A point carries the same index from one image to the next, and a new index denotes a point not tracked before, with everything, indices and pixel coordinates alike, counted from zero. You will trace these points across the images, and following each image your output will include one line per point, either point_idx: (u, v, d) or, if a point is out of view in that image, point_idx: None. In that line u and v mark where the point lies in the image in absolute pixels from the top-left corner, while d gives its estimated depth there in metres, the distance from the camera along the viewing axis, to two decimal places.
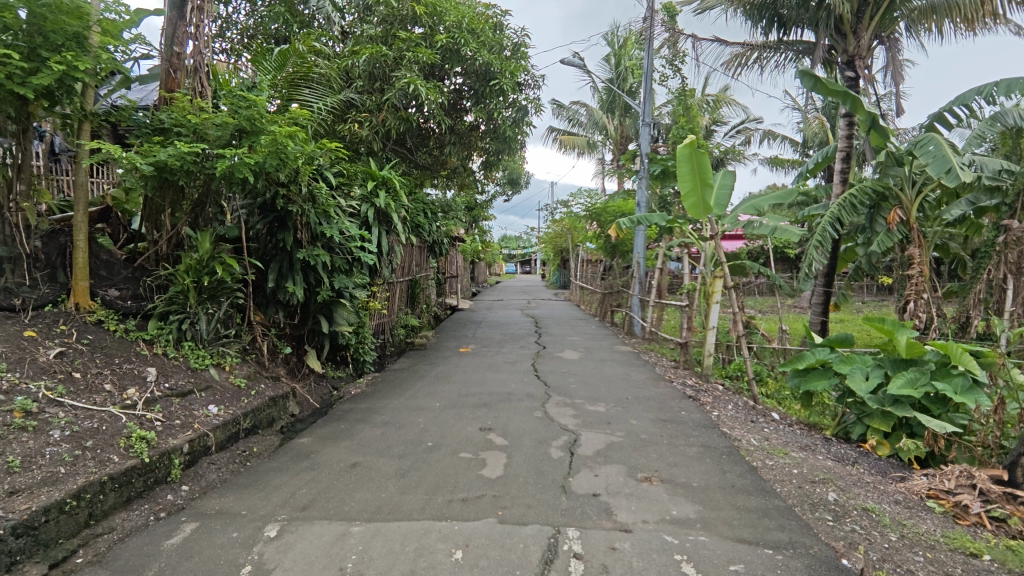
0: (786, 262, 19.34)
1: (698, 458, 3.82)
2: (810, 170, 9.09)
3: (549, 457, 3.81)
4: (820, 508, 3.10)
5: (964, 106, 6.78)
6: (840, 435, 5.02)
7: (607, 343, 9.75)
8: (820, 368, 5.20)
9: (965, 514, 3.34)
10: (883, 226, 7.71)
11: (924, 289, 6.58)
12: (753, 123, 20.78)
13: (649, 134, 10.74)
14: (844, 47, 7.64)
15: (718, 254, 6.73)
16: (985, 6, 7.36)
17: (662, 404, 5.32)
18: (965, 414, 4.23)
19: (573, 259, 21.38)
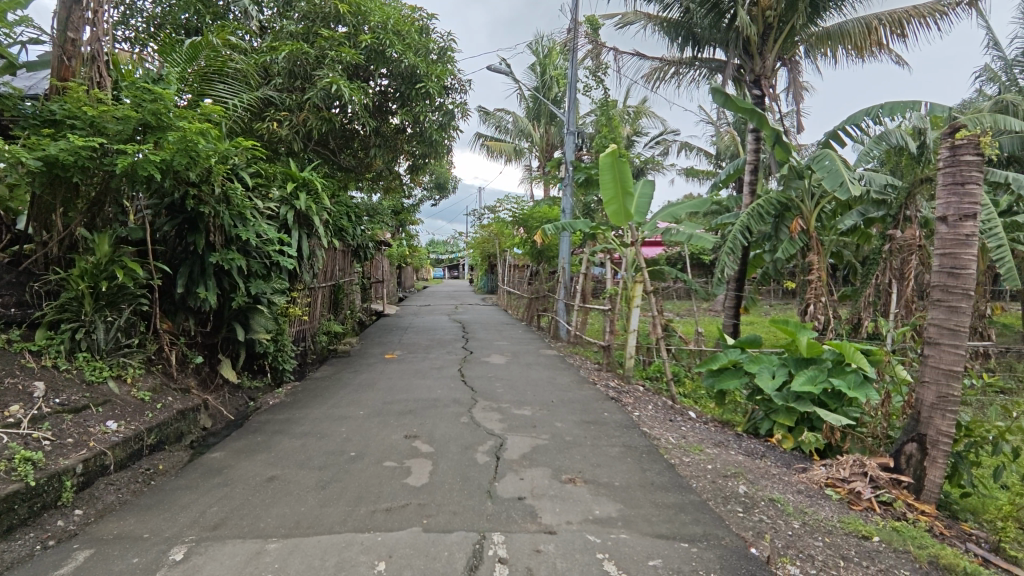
0: (702, 267, 20.38)
1: (620, 458, 3.94)
2: (722, 181, 9.64)
3: (475, 463, 3.81)
4: (732, 501, 3.28)
5: (855, 125, 7.41)
6: (750, 430, 5.35)
7: (533, 347, 9.88)
8: (732, 368, 5.51)
9: (858, 500, 3.62)
10: (787, 234, 8.32)
11: (822, 294, 7.12)
12: (671, 135, 21.78)
13: (574, 142, 11.00)
14: (751, 66, 8.06)
15: (638, 260, 6.98)
16: (871, 36, 8.24)
17: (585, 406, 5.44)
18: (857, 408, 4.62)
19: (501, 264, 21.50)
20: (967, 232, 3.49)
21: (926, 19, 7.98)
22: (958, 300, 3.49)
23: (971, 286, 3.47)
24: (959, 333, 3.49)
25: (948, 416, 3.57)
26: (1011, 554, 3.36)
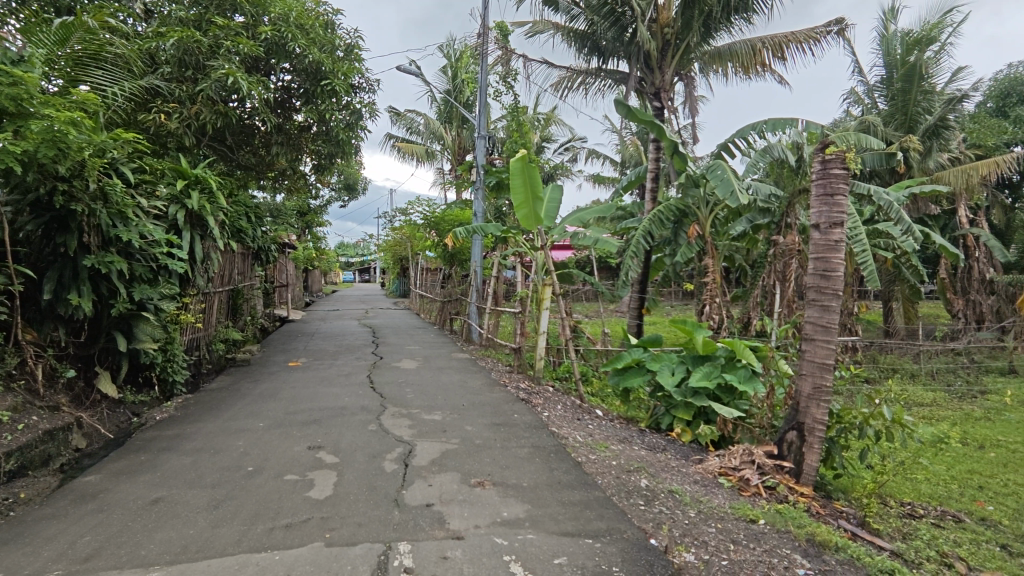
0: (609, 270, 21.18)
1: (528, 459, 3.99)
2: (626, 187, 10.08)
3: (382, 471, 3.71)
4: (634, 495, 3.41)
5: (742, 138, 8.00)
6: (652, 426, 5.61)
7: (445, 351, 9.82)
8: (635, 366, 5.76)
9: (747, 486, 3.91)
10: (685, 239, 8.86)
11: (717, 295, 7.63)
12: (578, 142, 22.49)
13: (485, 146, 11.05)
14: (651, 80, 8.49)
15: (548, 263, 7.12)
16: (756, 57, 8.95)
17: (496, 409, 5.47)
18: (747, 400, 4.96)
19: (413, 267, 21.19)
20: (835, 239, 3.86)
21: (802, 44, 8.76)
22: (830, 300, 3.86)
23: (840, 286, 3.84)
24: (830, 329, 3.85)
25: (823, 405, 3.92)
26: (875, 526, 3.76)
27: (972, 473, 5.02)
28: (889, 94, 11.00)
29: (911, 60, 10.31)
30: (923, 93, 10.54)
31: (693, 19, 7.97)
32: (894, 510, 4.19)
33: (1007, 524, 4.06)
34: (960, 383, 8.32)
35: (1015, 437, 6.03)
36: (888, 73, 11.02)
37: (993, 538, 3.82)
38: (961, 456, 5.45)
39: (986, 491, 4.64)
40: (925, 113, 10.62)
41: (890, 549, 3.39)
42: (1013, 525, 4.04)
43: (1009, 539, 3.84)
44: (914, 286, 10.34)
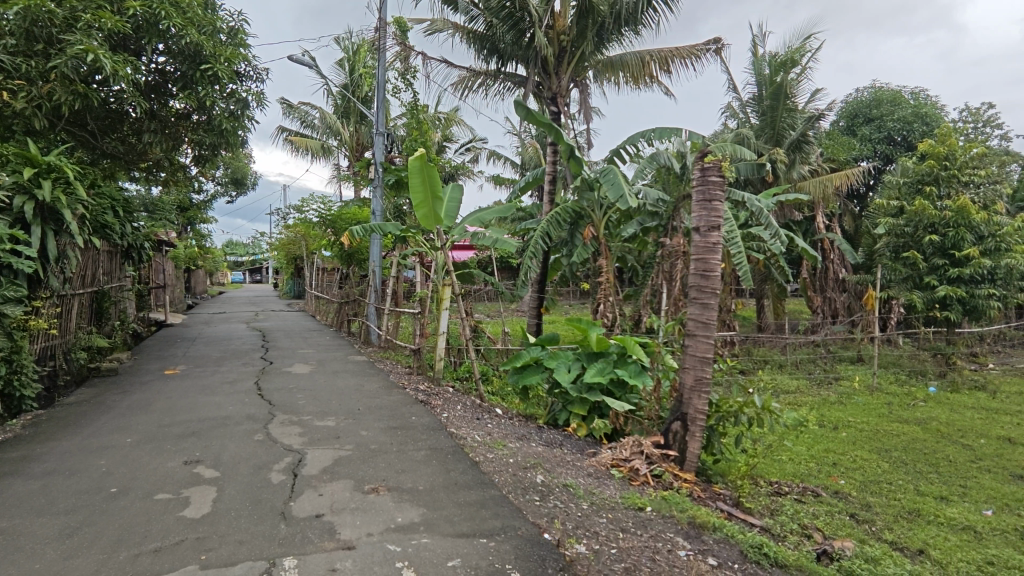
0: (510, 271, 21.48)
1: (425, 461, 3.94)
2: (524, 189, 10.24)
3: (268, 484, 3.49)
4: (529, 491, 3.47)
5: (633, 145, 8.41)
6: (550, 422, 5.77)
7: (341, 354, 9.46)
8: (534, 364, 5.87)
9: (636, 476, 4.14)
10: (581, 240, 9.16)
11: (611, 294, 7.97)
12: (479, 143, 22.57)
13: (383, 143, 10.76)
14: (549, 85, 8.75)
15: (447, 264, 7.06)
16: (645, 68, 9.46)
17: (393, 412, 5.34)
18: (637, 394, 5.22)
19: (307, 267, 20.23)
20: (713, 241, 4.16)
21: (685, 59, 9.38)
22: (708, 298, 4.15)
23: (718, 286, 4.15)
24: (710, 325, 4.14)
25: (703, 396, 4.21)
26: (747, 505, 4.10)
27: (827, 452, 5.62)
28: (760, 110, 12.04)
29: (778, 80, 11.36)
30: (788, 110, 11.65)
31: (587, 29, 8.26)
32: (764, 489, 4.58)
33: (855, 495, 4.58)
34: (819, 371, 9.29)
35: (862, 418, 6.83)
36: (758, 90, 12.06)
37: (844, 508, 4.30)
38: (819, 437, 6.08)
39: (838, 467, 5.22)
40: (789, 128, 11.75)
41: (760, 525, 3.71)
42: (860, 496, 4.57)
43: (857, 508, 4.33)
44: (781, 284, 11.39)
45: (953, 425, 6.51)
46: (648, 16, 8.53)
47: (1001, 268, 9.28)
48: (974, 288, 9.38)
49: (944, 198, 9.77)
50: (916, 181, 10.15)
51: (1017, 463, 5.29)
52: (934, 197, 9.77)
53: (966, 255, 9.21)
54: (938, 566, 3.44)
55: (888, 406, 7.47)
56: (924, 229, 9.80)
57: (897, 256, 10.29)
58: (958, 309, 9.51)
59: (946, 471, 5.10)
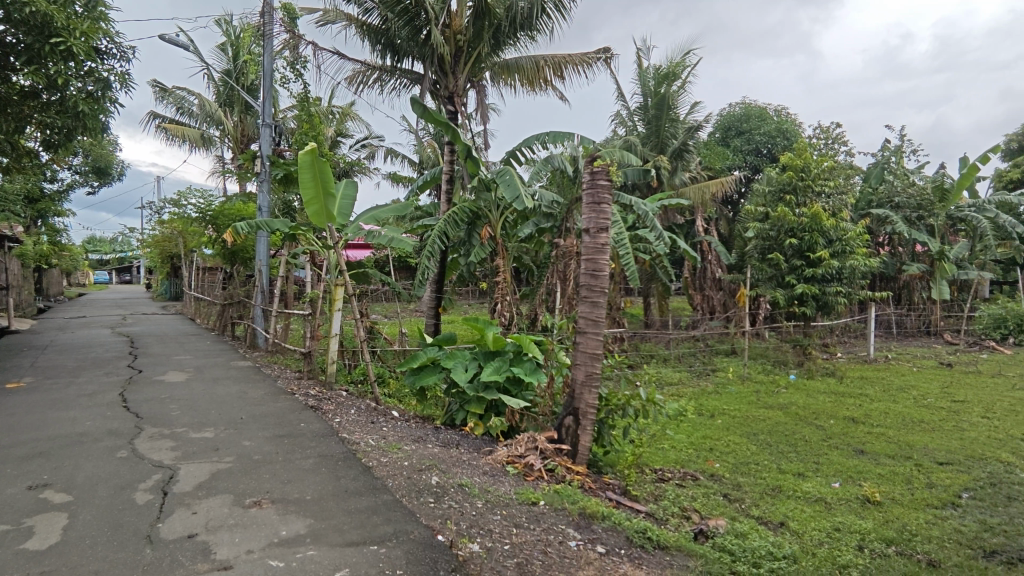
0: (408, 270, 21.18)
1: (314, 470, 3.77)
2: (421, 187, 10.09)
3: (131, 506, 3.16)
4: (424, 493, 3.43)
5: (528, 147, 8.58)
6: (447, 422, 5.75)
7: (222, 359, 8.81)
8: (430, 365, 5.82)
9: (531, 471, 4.23)
10: (479, 240, 9.18)
11: (508, 293, 8.06)
12: (375, 140, 22.02)
13: (270, 135, 10.15)
14: (445, 84, 8.68)
15: (340, 263, 6.79)
16: (540, 73, 9.70)
17: (280, 420, 5.05)
18: (532, 390, 5.29)
19: (185, 266, 18.64)
20: (602, 242, 4.36)
21: (578, 67, 9.72)
22: (597, 296, 4.32)
23: (606, 285, 4.34)
24: (598, 323, 4.33)
25: (593, 390, 4.39)
26: (634, 493, 4.34)
27: (705, 438, 6.06)
28: (645, 119, 12.77)
29: (662, 92, 12.12)
30: (671, 120, 12.46)
31: (483, 30, 8.35)
32: (648, 476, 4.86)
33: (728, 477, 4.99)
34: (698, 364, 10.02)
35: (734, 406, 7.46)
36: (644, 100, 12.78)
37: (718, 489, 4.66)
38: (698, 425, 6.55)
39: (714, 452, 5.66)
40: (672, 138, 12.57)
41: (645, 511, 3.94)
42: (732, 477, 4.98)
43: (729, 488, 4.72)
44: (666, 283, 12.15)
45: (808, 408, 7.29)
46: (543, 22, 8.69)
47: (847, 268, 10.51)
48: (825, 286, 10.55)
49: (801, 206, 10.91)
50: (778, 190, 11.25)
51: (858, 440, 6.02)
52: (793, 204, 10.90)
53: (819, 257, 10.34)
54: (796, 535, 3.84)
55: (756, 394, 8.21)
56: (786, 233, 10.90)
57: (764, 257, 11.34)
58: (813, 305, 10.66)
59: (802, 450, 5.70)
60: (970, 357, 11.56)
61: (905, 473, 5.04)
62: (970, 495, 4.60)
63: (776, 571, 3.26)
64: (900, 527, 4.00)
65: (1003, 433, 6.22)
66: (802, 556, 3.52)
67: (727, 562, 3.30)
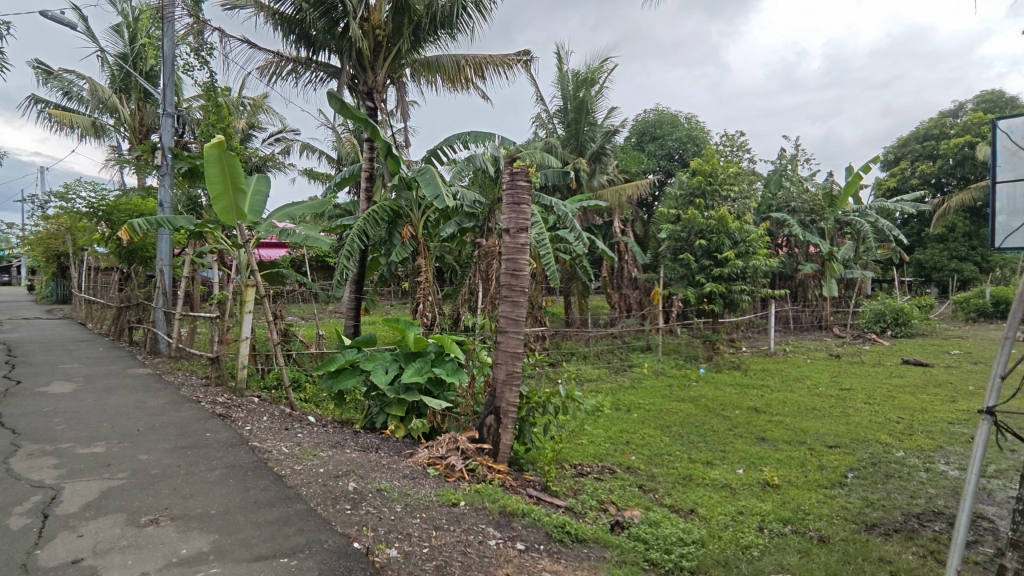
0: (326, 270, 20.50)
1: (220, 482, 3.55)
2: (338, 184, 9.76)
3: (4, 532, 2.84)
4: (341, 500, 3.32)
5: (450, 146, 8.53)
6: (367, 425, 5.61)
7: (118, 366, 8.13)
8: (349, 367, 5.65)
9: (452, 472, 4.21)
10: (399, 239, 9.01)
11: (430, 293, 7.96)
12: (290, 134, 21.12)
13: (172, 125, 9.46)
14: (364, 79, 8.44)
15: (251, 263, 6.45)
16: (461, 72, 9.67)
17: (182, 430, 4.73)
18: (454, 391, 5.25)
19: (74, 266, 17.05)
20: (522, 242, 4.41)
21: (499, 68, 9.77)
22: (518, 295, 4.37)
23: (526, 284, 4.40)
24: (519, 322, 4.38)
25: (514, 389, 4.42)
26: (554, 488, 4.43)
27: (622, 432, 6.28)
28: (565, 122, 13.06)
29: (580, 96, 12.45)
30: (589, 124, 12.81)
31: (403, 26, 8.20)
32: (568, 472, 4.96)
33: (643, 468, 5.19)
34: (616, 361, 10.38)
35: (649, 400, 7.77)
36: (563, 104, 13.05)
37: (634, 480, 4.84)
38: (615, 419, 6.77)
39: (630, 445, 5.87)
40: (591, 141, 12.93)
41: (564, 505, 4.03)
42: (647, 468, 5.19)
43: (644, 479, 4.91)
44: (585, 283, 12.47)
45: (716, 400, 7.72)
46: (464, 21, 8.67)
47: (750, 267, 11.20)
48: (731, 285, 11.23)
49: (709, 209, 11.55)
50: (689, 194, 11.85)
51: (760, 428, 6.46)
52: (702, 207, 11.53)
53: (726, 257, 10.98)
54: (704, 520, 4.06)
55: (669, 388, 8.61)
56: (696, 235, 11.52)
57: (675, 257, 11.91)
58: (720, 302, 11.33)
59: (710, 439, 6.03)
60: (855, 349, 12.70)
61: (800, 457, 5.44)
62: (854, 475, 5.05)
63: (685, 555, 3.44)
64: (795, 507, 4.32)
65: (883, 417, 6.88)
66: (709, 539, 3.72)
67: (641, 550, 3.43)
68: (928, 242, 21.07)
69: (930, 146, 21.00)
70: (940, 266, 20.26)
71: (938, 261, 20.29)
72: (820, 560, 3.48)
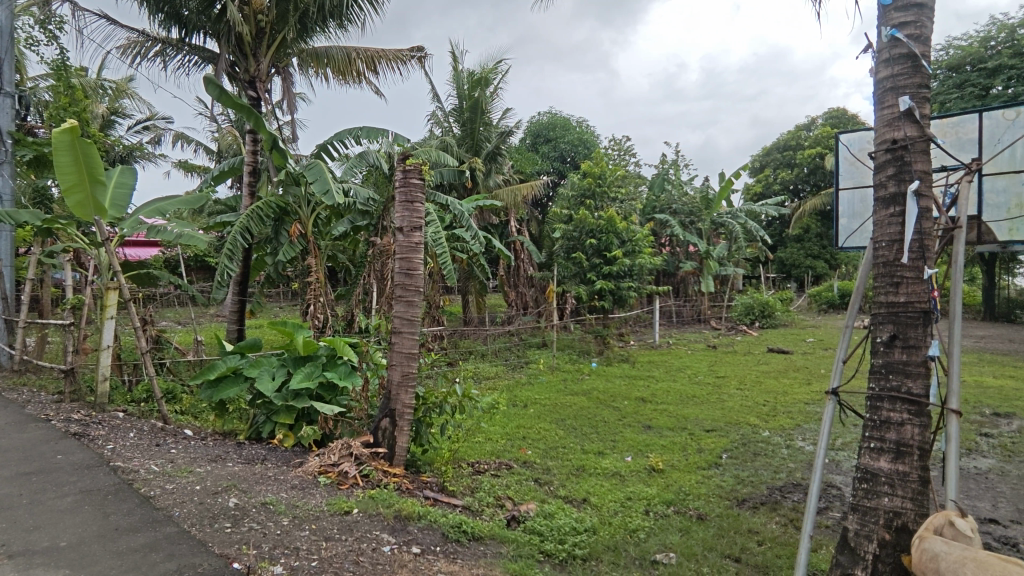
0: (206, 271, 18.98)
1: (72, 510, 3.16)
2: (216, 178, 9.05)
3: None
4: (219, 518, 3.08)
5: (340, 142, 8.21)
6: (253, 436, 5.26)
7: None
8: (231, 376, 5.28)
9: (345, 479, 4.06)
10: (287, 237, 8.51)
11: (321, 294, 7.58)
12: (160, 122, 19.30)
13: (12, 107, 8.27)
14: (245, 66, 7.88)
15: (113, 263, 5.79)
16: (352, 65, 9.32)
17: (26, 454, 4.15)
18: (347, 395, 5.05)
19: None
20: (416, 241, 4.34)
21: (391, 63, 9.56)
22: (412, 295, 4.31)
23: (420, 284, 4.34)
24: (414, 321, 4.31)
25: (410, 390, 4.35)
26: (451, 488, 4.41)
27: (520, 427, 6.39)
28: (460, 121, 13.04)
29: (475, 95, 12.49)
30: (484, 124, 12.89)
31: (288, 13, 7.76)
32: (466, 470, 4.95)
33: (538, 462, 5.31)
34: (513, 358, 10.53)
35: (544, 395, 7.97)
36: (458, 103, 13.04)
37: (530, 475, 4.94)
38: (512, 415, 6.88)
39: (526, 440, 5.98)
40: (485, 141, 13.01)
41: (461, 504, 4.03)
42: (542, 462, 5.32)
43: (539, 472, 5.03)
44: (482, 282, 12.55)
45: (606, 392, 8.08)
46: (354, 13, 8.40)
47: (636, 266, 11.88)
48: (619, 282, 11.83)
49: (598, 210, 12.08)
50: (580, 195, 12.30)
51: (646, 416, 6.84)
52: (592, 208, 12.03)
53: (614, 256, 11.59)
54: (595, 508, 4.23)
55: (563, 382, 8.92)
56: (587, 234, 11.97)
57: (568, 256, 12.30)
58: (610, 299, 11.88)
59: (602, 430, 6.30)
60: (728, 339, 13.87)
61: (681, 442, 5.83)
62: (728, 455, 5.50)
63: (578, 544, 3.56)
64: (677, 489, 4.62)
65: (752, 401, 7.56)
66: (600, 526, 3.88)
67: (536, 543, 3.51)
68: (788, 242, 23.46)
69: (788, 156, 23.37)
70: (798, 264, 22.64)
71: (796, 259, 22.67)
72: (698, 537, 3.75)
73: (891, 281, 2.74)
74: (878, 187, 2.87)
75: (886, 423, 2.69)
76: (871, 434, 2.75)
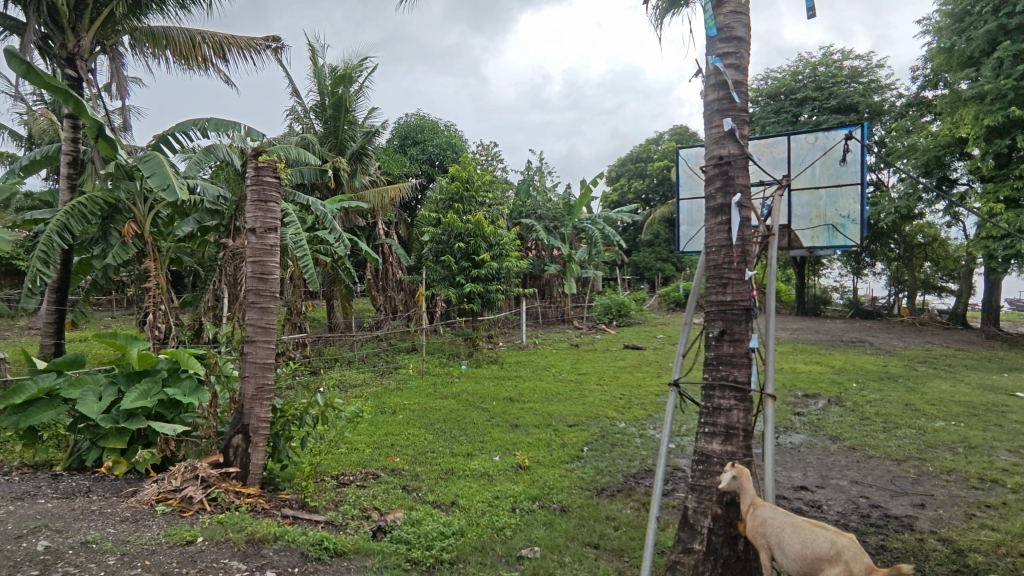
0: (13, 276, 16.20)
1: None
2: (25, 167, 7.75)
3: None
4: (25, 565, 2.65)
5: (182, 133, 7.45)
6: (74, 466, 4.57)
7: None
8: (44, 398, 4.54)
9: (189, 505, 3.68)
10: (118, 238, 7.51)
11: (161, 301, 6.80)
12: None
13: None
14: (61, 41, 6.85)
15: None
16: (198, 50, 8.48)
17: None
18: (192, 413, 4.56)
19: None
20: (270, 243, 4.06)
21: (244, 52, 8.87)
22: (267, 301, 4.03)
23: (276, 289, 4.08)
24: (268, 329, 4.02)
25: (265, 404, 4.05)
26: (312, 504, 4.17)
27: (386, 435, 6.23)
28: (322, 117, 12.47)
29: (338, 92, 12.04)
30: (349, 123, 12.45)
31: None
32: (329, 483, 4.71)
33: (407, 469, 5.22)
34: (382, 363, 10.20)
35: (413, 400, 7.87)
36: (320, 99, 12.46)
37: (399, 483, 4.84)
38: (378, 423, 6.68)
39: (394, 447, 5.85)
40: (350, 140, 12.56)
41: (324, 520, 3.84)
42: (410, 469, 5.23)
43: (408, 479, 4.94)
44: (348, 285, 12.07)
45: (475, 394, 8.19)
46: None
47: (504, 269, 12.20)
48: (487, 285, 12.06)
49: (466, 213, 12.16)
50: (447, 198, 12.30)
51: (513, 415, 7.02)
52: (461, 211, 12.10)
53: (482, 259, 11.80)
54: (464, 510, 4.25)
55: (432, 386, 8.87)
56: (455, 237, 12.01)
57: (437, 259, 12.25)
58: (479, 301, 12.05)
59: (470, 432, 6.36)
60: (590, 338, 14.67)
61: (546, 438, 6.07)
62: (589, 447, 5.82)
63: (445, 548, 3.55)
64: (541, 484, 4.79)
65: (610, 395, 8.09)
66: (468, 528, 3.90)
67: (403, 552, 3.45)
68: (642, 246, 25.44)
69: (640, 167, 25.35)
70: (650, 267, 24.62)
71: (648, 262, 24.66)
72: (561, 528, 3.92)
73: (721, 282, 3.07)
74: (709, 199, 3.21)
75: (717, 409, 3.00)
76: (706, 420, 3.06)
